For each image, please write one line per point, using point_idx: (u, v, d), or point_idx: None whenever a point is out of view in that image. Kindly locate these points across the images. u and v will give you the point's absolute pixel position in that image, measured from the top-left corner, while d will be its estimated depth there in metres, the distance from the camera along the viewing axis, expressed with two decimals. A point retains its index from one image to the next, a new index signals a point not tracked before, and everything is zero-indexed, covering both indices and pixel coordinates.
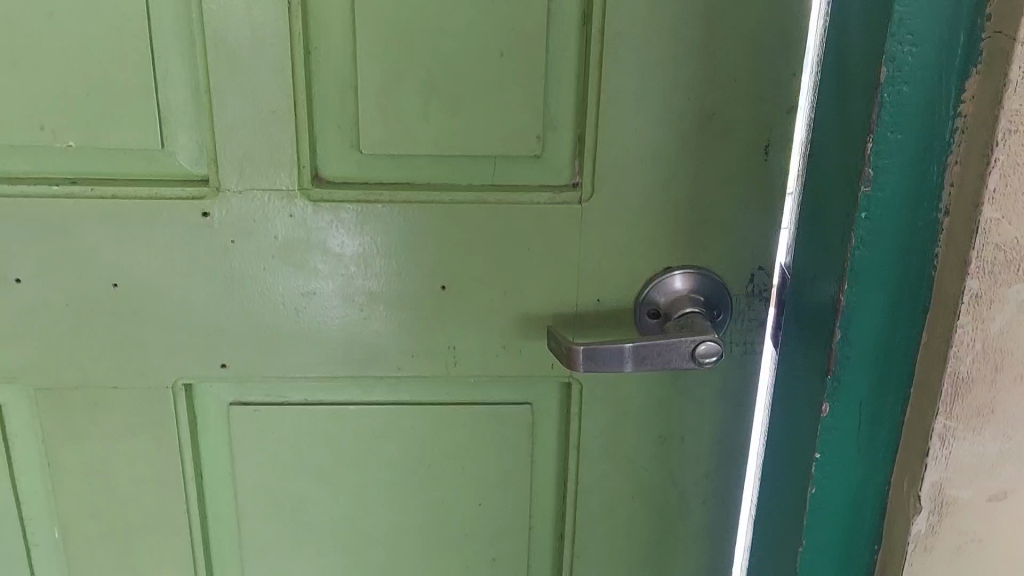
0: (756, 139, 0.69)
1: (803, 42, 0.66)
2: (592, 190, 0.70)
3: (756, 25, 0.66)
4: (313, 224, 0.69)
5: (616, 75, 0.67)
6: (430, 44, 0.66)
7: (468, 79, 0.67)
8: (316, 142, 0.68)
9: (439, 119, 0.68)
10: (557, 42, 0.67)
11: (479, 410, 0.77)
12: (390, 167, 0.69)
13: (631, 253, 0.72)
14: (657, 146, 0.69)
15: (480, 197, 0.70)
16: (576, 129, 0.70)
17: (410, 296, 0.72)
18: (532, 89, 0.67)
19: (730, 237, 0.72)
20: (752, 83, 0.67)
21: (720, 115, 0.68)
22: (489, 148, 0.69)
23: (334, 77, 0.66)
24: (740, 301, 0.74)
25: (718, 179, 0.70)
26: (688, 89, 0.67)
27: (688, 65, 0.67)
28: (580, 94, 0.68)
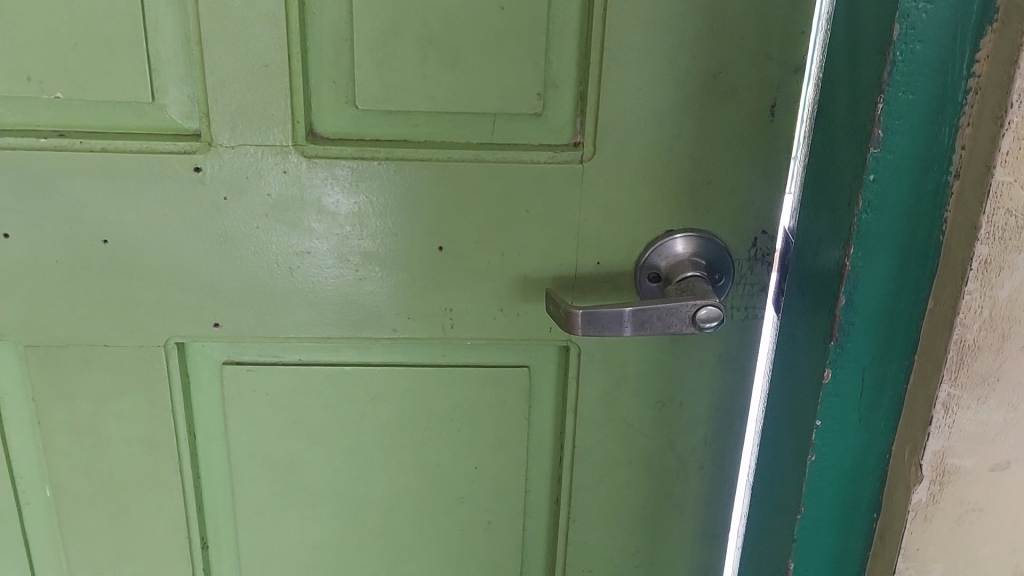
0: (763, 99, 0.67)
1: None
2: (594, 149, 0.69)
3: None
4: (307, 181, 0.68)
5: (620, 31, 0.65)
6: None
7: (468, 34, 0.65)
8: (311, 98, 0.66)
9: (437, 75, 0.66)
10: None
11: (475, 373, 0.76)
12: (387, 124, 0.68)
13: (632, 215, 0.71)
14: (661, 105, 0.67)
15: (478, 155, 0.68)
16: (578, 86, 0.68)
17: (406, 256, 0.71)
18: (533, 44, 0.66)
19: (733, 200, 0.71)
20: (759, 41, 0.65)
21: (725, 75, 0.66)
22: (489, 105, 0.67)
23: (329, 30, 0.64)
24: (742, 265, 0.73)
25: (723, 140, 0.69)
26: (693, 47, 0.66)
27: (694, 21, 0.65)
28: (583, 50, 0.66)
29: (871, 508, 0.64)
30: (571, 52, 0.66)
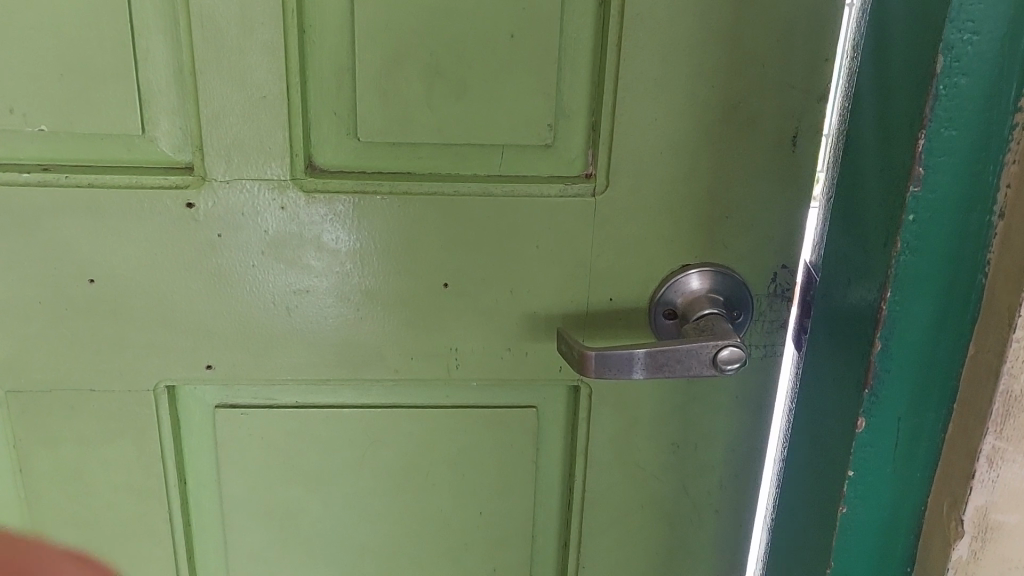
0: (785, 129, 0.64)
1: (837, 26, 0.61)
2: (606, 182, 0.66)
3: (787, 7, 0.61)
4: (306, 217, 0.64)
5: (635, 60, 0.62)
6: (435, 23, 0.60)
7: (476, 63, 0.62)
8: (311, 129, 0.63)
9: (443, 105, 0.63)
10: (572, 22, 0.61)
11: (481, 415, 0.72)
12: (390, 156, 0.64)
13: (646, 250, 0.68)
14: (679, 136, 0.64)
15: (486, 189, 0.65)
16: (591, 116, 0.65)
17: (411, 294, 0.67)
18: (544, 73, 0.62)
19: (752, 234, 0.67)
20: (781, 70, 0.62)
21: (746, 105, 0.63)
22: (497, 136, 0.64)
23: (330, 59, 0.61)
24: (761, 302, 0.70)
25: (744, 172, 0.65)
26: (712, 76, 0.62)
27: (713, 49, 0.62)
28: (596, 79, 0.63)
29: (905, 561, 0.61)
30: (584, 82, 0.63)
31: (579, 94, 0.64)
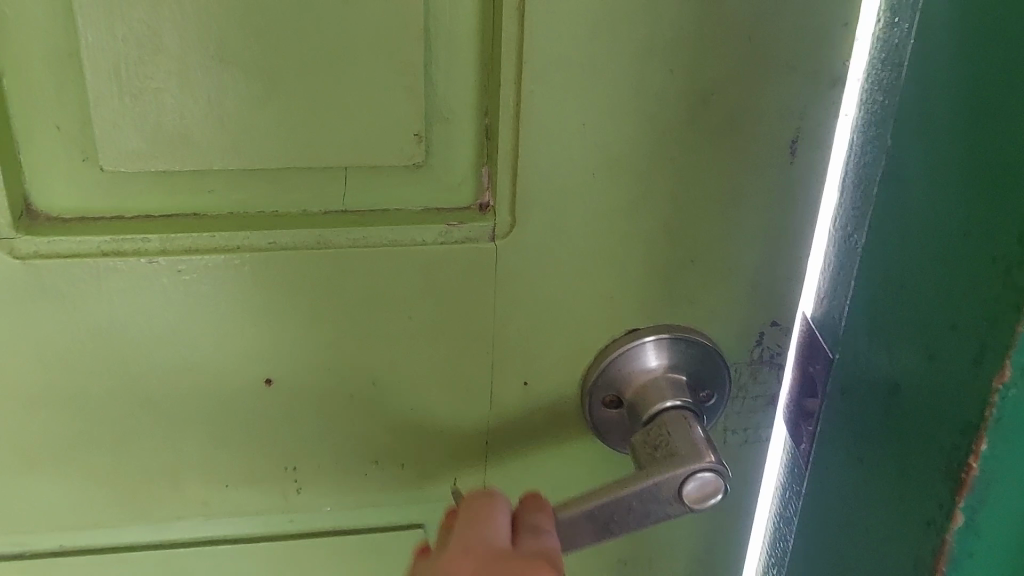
0: (781, 133, 0.42)
1: None
2: (510, 220, 0.43)
3: None
4: (26, 297, 0.40)
5: (546, 35, 0.38)
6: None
7: (287, 42, 0.38)
8: (20, 158, 0.39)
9: (240, 112, 0.39)
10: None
11: (346, 542, 0.51)
12: (164, 193, 0.41)
13: (574, 315, 0.45)
14: (619, 148, 0.41)
15: (321, 237, 0.42)
16: (481, 119, 0.41)
17: (218, 397, 0.44)
18: (400, 56, 0.39)
19: (729, 284, 0.45)
20: (778, 43, 0.39)
21: (723, 98, 0.40)
22: (334, 157, 0.41)
23: (36, 48, 0.37)
24: (741, 373, 0.48)
25: (718, 198, 0.43)
26: (671, 58, 0.39)
27: (672, 15, 0.38)
28: (487, 64, 0.40)
29: None
30: (467, 68, 0.40)
31: (461, 85, 0.40)
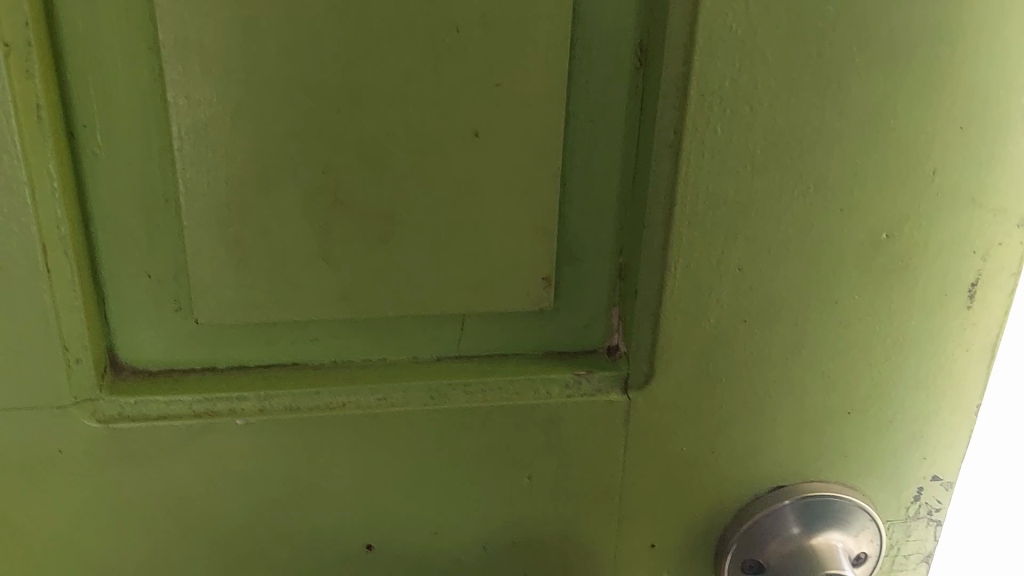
0: (960, 274, 0.37)
1: None
2: (650, 368, 0.37)
3: (987, 75, 0.33)
4: (108, 462, 0.36)
5: (704, 175, 0.34)
6: (333, 120, 0.32)
7: (410, 183, 0.34)
8: (107, 306, 0.35)
9: (355, 257, 0.35)
10: (581, 101, 0.34)
11: None
12: (262, 340, 0.37)
13: (715, 473, 0.40)
14: (776, 292, 0.36)
15: (435, 389, 0.37)
16: (615, 257, 0.37)
17: (313, 562, 0.39)
18: (533, 195, 0.35)
19: (888, 436, 0.40)
20: (965, 179, 0.35)
21: (899, 239, 0.36)
22: (453, 302, 0.36)
23: (130, 188, 0.33)
24: (895, 531, 0.43)
25: (884, 344, 0.38)
26: (843, 196, 0.35)
27: (847, 150, 0.34)
28: (625, 199, 0.36)
29: None
30: (605, 202, 0.36)
31: (597, 221, 0.36)
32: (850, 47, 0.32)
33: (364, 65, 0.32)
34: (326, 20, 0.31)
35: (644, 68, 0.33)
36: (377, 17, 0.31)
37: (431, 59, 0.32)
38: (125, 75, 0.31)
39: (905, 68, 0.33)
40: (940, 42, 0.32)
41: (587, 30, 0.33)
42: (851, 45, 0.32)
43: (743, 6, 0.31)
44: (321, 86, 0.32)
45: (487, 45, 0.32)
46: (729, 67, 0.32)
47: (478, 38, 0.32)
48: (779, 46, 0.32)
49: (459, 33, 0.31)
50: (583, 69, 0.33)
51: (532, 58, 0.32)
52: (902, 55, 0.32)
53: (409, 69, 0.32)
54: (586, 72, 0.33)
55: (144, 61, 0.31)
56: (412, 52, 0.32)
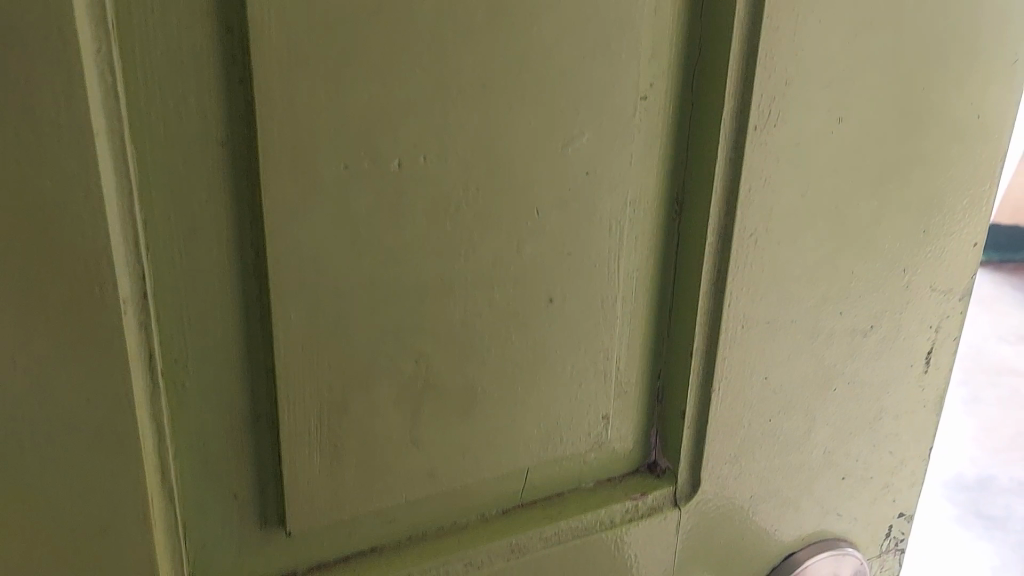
0: (919, 348, 0.43)
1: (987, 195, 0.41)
2: (695, 478, 0.41)
3: (937, 187, 0.40)
4: None
5: (741, 304, 0.38)
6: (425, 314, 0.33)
7: (493, 355, 0.35)
8: (194, 542, 0.32)
9: (442, 435, 0.35)
10: (632, 258, 0.36)
11: None
12: (344, 535, 0.36)
13: (743, 555, 0.44)
14: (792, 389, 0.41)
15: (514, 542, 0.38)
16: (654, 383, 0.40)
17: None
18: (596, 346, 0.37)
19: (870, 490, 0.46)
20: (924, 270, 0.41)
21: (879, 328, 0.42)
22: (524, 458, 0.38)
23: (220, 413, 0.31)
24: (873, 566, 0.49)
25: (868, 415, 0.44)
26: (841, 301, 0.40)
27: (844, 263, 0.39)
28: (664, 333, 0.39)
29: None
30: (648, 338, 0.39)
31: (642, 357, 0.39)
32: (845, 182, 0.37)
33: (457, 258, 0.33)
34: (426, 223, 0.31)
35: (682, 217, 0.37)
36: (471, 211, 0.32)
37: (515, 242, 0.33)
38: (224, 304, 0.30)
39: (884, 191, 0.38)
40: (906, 167, 0.38)
41: (638, 193, 0.35)
42: (847, 180, 0.37)
43: (772, 160, 0.35)
44: (418, 284, 0.32)
45: (562, 222, 0.34)
46: (762, 213, 0.36)
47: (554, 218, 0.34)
48: (798, 190, 0.36)
49: (540, 215, 0.33)
50: (636, 229, 0.36)
51: (598, 226, 0.35)
52: (881, 182, 0.38)
53: (496, 253, 0.33)
54: (637, 231, 0.36)
55: (245, 287, 0.30)
56: (499, 238, 0.33)
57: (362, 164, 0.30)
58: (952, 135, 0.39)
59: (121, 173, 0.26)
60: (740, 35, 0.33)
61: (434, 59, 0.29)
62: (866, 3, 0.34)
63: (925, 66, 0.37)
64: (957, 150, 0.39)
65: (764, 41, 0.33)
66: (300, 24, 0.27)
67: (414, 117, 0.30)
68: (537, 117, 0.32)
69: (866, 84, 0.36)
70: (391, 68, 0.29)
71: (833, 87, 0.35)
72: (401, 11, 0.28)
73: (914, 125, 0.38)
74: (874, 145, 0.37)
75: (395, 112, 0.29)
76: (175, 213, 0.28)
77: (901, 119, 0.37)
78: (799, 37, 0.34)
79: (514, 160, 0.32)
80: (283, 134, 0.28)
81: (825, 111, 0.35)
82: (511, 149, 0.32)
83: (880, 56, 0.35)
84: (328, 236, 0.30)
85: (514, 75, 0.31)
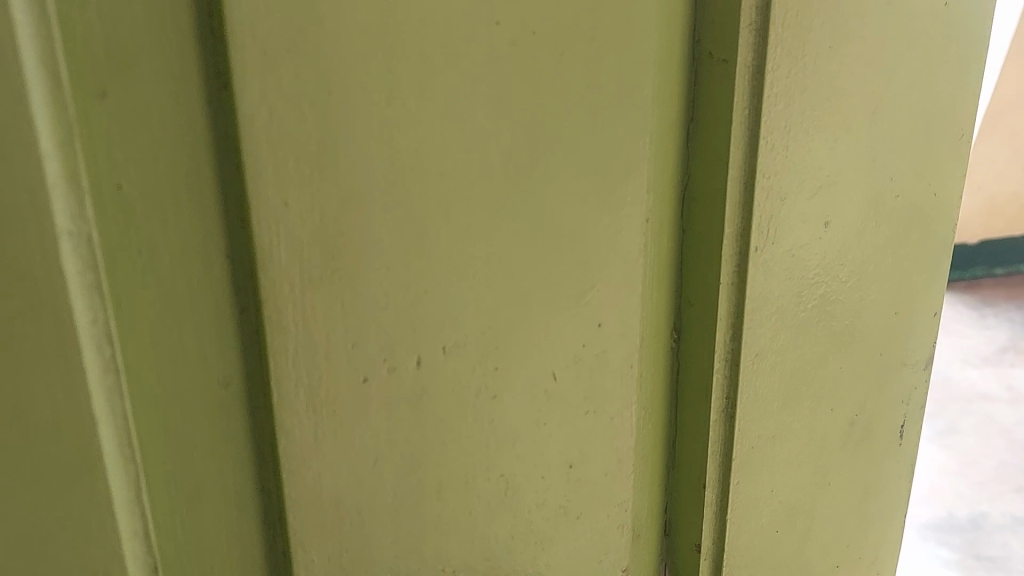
0: (894, 424, 0.43)
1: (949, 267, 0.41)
2: None
3: (907, 268, 0.39)
4: None
5: (746, 424, 0.36)
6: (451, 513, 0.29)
7: (521, 542, 0.31)
8: None
9: None
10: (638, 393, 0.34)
11: None
12: None
13: None
14: (793, 494, 0.40)
15: None
16: (662, 511, 0.38)
17: None
18: (618, 504, 0.34)
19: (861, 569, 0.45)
20: (899, 349, 0.41)
21: (863, 415, 0.41)
22: None
23: None
24: None
25: (858, 500, 0.43)
26: (831, 398, 0.39)
27: (834, 361, 0.38)
28: (669, 458, 0.37)
29: None
30: (655, 469, 0.37)
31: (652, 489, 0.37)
32: (833, 283, 0.36)
33: (481, 447, 0.29)
34: (447, 417, 0.28)
35: (681, 345, 0.35)
36: (491, 394, 0.28)
37: (534, 416, 0.30)
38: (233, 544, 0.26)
39: (866, 283, 0.37)
40: (884, 256, 0.37)
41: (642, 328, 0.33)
42: (834, 281, 0.36)
43: (769, 279, 0.34)
44: (442, 485, 0.28)
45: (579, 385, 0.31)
46: (761, 331, 0.34)
47: (570, 380, 0.30)
48: (793, 299, 0.35)
49: (557, 382, 0.30)
50: (642, 363, 0.34)
51: (614, 381, 0.31)
52: (864, 276, 0.37)
53: (517, 433, 0.30)
54: (643, 366, 0.34)
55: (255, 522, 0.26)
56: (519, 416, 0.29)
57: (380, 370, 0.26)
58: (919, 217, 0.38)
59: (116, 429, 0.22)
60: (738, 159, 0.31)
61: (446, 241, 0.26)
62: (845, 109, 0.33)
63: (897, 158, 0.36)
64: (922, 232, 0.39)
65: (760, 164, 0.31)
66: (307, 235, 0.23)
67: (428, 308, 0.26)
68: (549, 279, 0.29)
69: (848, 186, 0.34)
70: (405, 261, 0.25)
71: (818, 198, 0.34)
72: (413, 198, 0.25)
73: (890, 216, 0.37)
74: (857, 242, 0.36)
75: (409, 307, 0.26)
76: (177, 456, 0.24)
77: (879, 213, 0.36)
78: (790, 154, 0.32)
79: (530, 328, 0.29)
80: (298, 356, 0.24)
81: (814, 219, 0.34)
82: (527, 321, 0.28)
83: (857, 160, 0.34)
84: (350, 456, 0.26)
85: (528, 243, 0.28)
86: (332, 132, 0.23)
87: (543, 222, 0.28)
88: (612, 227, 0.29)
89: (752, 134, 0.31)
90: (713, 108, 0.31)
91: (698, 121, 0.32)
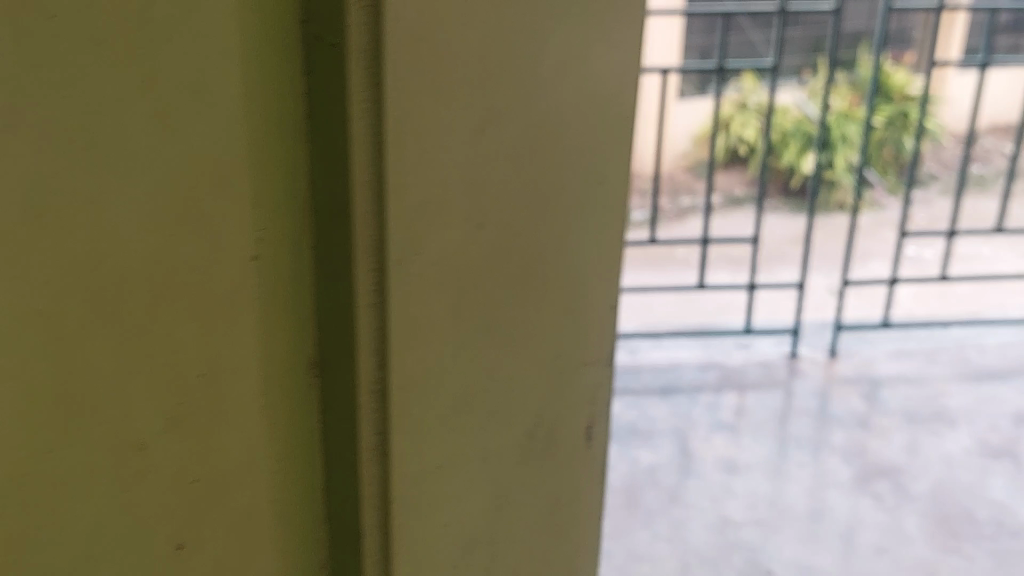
0: (565, 243, 0.46)
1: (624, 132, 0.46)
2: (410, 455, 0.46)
3: (537, 128, 0.42)
4: None
5: (373, 275, 0.42)
6: (96, 351, 0.39)
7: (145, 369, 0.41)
8: None
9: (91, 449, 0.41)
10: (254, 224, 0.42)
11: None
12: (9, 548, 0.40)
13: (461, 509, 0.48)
14: (443, 323, 0.44)
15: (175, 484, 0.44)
16: (313, 354, 0.46)
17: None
18: (241, 347, 0.43)
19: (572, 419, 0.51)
20: (541, 195, 0.44)
21: (514, 227, 0.44)
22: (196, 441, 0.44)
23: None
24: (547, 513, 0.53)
25: (508, 371, 0.47)
26: (479, 204, 0.42)
27: (476, 187, 0.42)
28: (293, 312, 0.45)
29: None
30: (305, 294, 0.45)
31: (326, 313, 0.45)
32: (468, 100, 0.40)
33: (115, 302, 0.39)
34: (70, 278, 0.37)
35: (328, 180, 0.42)
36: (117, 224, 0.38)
37: (162, 210, 0.39)
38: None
39: (508, 69, 0.40)
40: (511, 100, 0.41)
41: (264, 179, 0.42)
42: (471, 111, 0.40)
43: (372, 124, 0.40)
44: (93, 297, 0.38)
45: (205, 194, 0.40)
46: (392, 184, 0.40)
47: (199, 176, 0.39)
48: (424, 134, 0.39)
49: (203, 201, 0.39)
50: (259, 222, 0.42)
51: (227, 243, 0.41)
52: (489, 109, 0.40)
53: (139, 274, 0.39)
54: (244, 218, 0.41)
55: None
56: (151, 266, 0.39)
57: (30, 213, 0.35)
58: (551, 72, 0.41)
59: None
60: (363, 32, 0.38)
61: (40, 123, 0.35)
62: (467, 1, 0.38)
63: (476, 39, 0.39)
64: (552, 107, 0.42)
65: (409, 41, 0.37)
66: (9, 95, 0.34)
67: (86, 146, 0.36)
68: (177, 155, 0.38)
69: (445, 45, 0.38)
70: (70, 135, 0.36)
71: (451, 64, 0.38)
72: (52, 90, 0.35)
73: (520, 78, 0.41)
74: (470, 117, 0.40)
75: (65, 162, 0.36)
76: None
77: (485, 93, 0.40)
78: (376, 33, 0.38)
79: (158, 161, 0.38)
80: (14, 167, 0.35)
81: (430, 61, 0.38)
82: (179, 192, 0.39)
83: (443, 38, 0.38)
84: (22, 258, 0.36)
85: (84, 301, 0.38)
86: (31, 47, 0.34)
87: (186, 127, 0.38)
88: (210, 92, 0.38)
89: (375, 30, 0.38)
90: (332, 23, 0.39)
91: (310, 21, 0.40)
